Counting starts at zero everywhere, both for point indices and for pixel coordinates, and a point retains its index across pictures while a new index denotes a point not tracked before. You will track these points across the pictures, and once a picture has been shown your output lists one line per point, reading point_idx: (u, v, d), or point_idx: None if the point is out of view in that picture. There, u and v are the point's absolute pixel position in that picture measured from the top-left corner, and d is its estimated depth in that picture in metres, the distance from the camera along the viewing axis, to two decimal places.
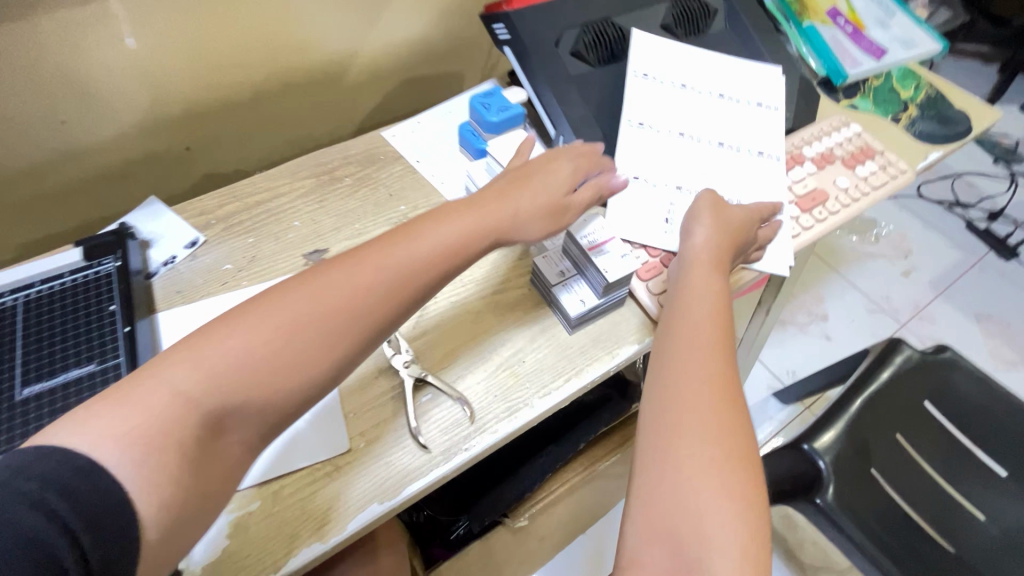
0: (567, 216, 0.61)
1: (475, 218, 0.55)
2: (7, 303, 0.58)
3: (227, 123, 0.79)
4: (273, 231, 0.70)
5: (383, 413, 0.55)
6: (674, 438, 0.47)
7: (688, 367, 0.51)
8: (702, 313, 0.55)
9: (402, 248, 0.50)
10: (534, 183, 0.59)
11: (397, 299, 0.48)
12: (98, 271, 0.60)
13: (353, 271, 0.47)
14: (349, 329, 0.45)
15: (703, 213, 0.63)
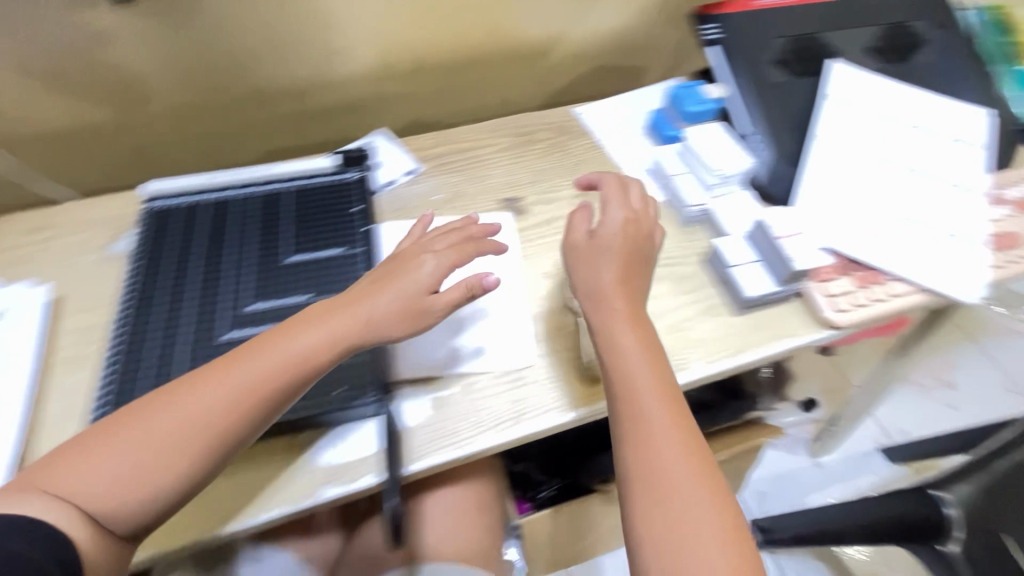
0: (427, 321, 0.53)
1: (341, 326, 0.52)
2: (275, 186, 0.70)
3: (443, 78, 0.90)
4: (476, 175, 0.79)
5: (561, 344, 0.62)
6: (654, 496, 0.47)
7: (654, 435, 0.49)
8: (645, 386, 0.51)
9: (239, 364, 0.49)
10: (396, 284, 0.54)
11: (229, 411, 0.48)
12: (345, 178, 0.71)
13: (230, 379, 0.48)
14: (190, 437, 0.46)
15: (613, 242, 0.57)
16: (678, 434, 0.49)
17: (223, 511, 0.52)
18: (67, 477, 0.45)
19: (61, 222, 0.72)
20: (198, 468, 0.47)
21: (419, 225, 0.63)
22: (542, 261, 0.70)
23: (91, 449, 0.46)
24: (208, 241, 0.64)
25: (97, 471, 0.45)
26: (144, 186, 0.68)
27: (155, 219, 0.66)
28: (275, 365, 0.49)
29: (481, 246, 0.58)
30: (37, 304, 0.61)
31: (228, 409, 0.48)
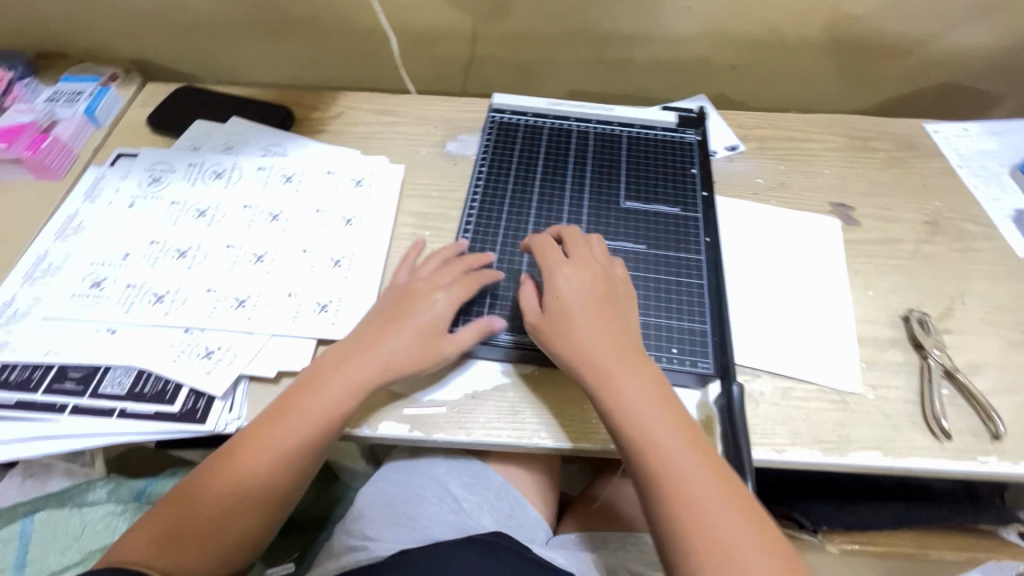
0: (442, 350, 0.51)
1: (366, 362, 0.50)
2: (614, 127, 0.68)
3: (774, 59, 0.84)
4: (804, 169, 0.72)
5: (896, 380, 0.55)
6: (694, 518, 0.41)
7: (638, 419, 0.45)
8: (653, 424, 0.45)
9: (289, 414, 0.48)
10: (411, 323, 0.52)
11: (278, 465, 0.47)
12: (683, 138, 0.68)
13: (286, 428, 0.48)
14: (245, 489, 0.47)
15: (579, 309, 0.49)
16: (686, 437, 0.44)
17: (354, 419, 0.52)
18: (133, 544, 0.45)
19: (400, 110, 0.77)
20: (257, 515, 0.47)
21: (433, 262, 0.56)
22: (877, 282, 0.62)
23: (174, 506, 0.46)
24: (548, 165, 0.65)
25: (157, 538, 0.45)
26: (495, 97, 0.71)
27: (500, 129, 0.68)
28: (307, 413, 0.48)
29: (479, 285, 0.54)
30: (391, 179, 0.67)
31: (275, 458, 0.47)
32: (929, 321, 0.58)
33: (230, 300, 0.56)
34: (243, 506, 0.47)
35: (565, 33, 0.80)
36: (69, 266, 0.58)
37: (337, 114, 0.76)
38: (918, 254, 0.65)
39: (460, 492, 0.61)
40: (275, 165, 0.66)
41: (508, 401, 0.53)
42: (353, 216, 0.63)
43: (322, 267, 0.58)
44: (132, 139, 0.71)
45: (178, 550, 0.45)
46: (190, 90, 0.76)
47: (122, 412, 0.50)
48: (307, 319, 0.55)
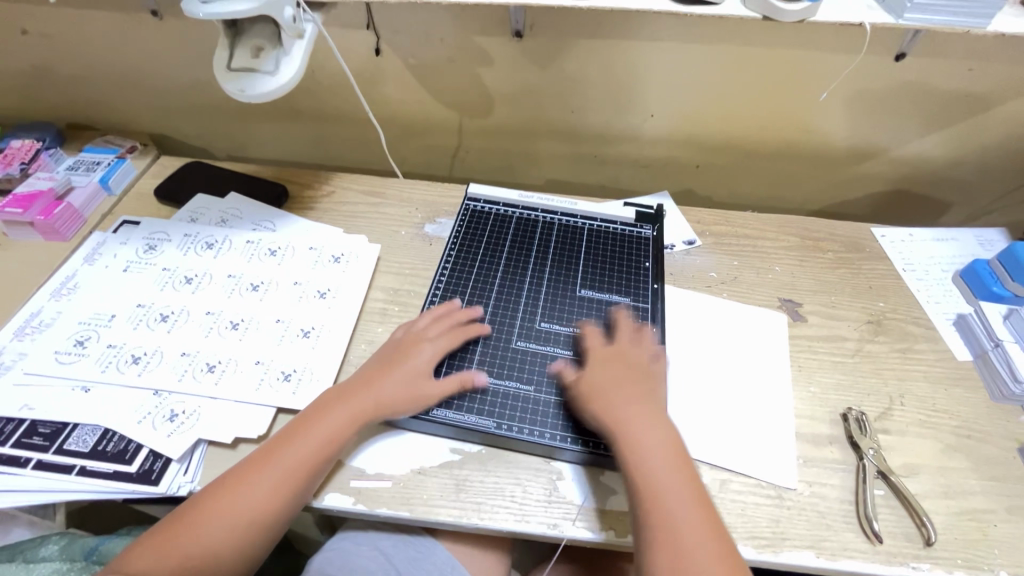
0: (428, 390, 0.56)
1: (364, 403, 0.55)
2: (577, 221, 0.75)
3: (734, 162, 0.91)
4: (757, 265, 0.77)
5: (831, 479, 0.56)
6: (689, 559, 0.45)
7: (652, 470, 0.50)
8: (671, 483, 0.49)
9: (295, 448, 0.52)
10: (406, 366, 0.57)
11: (273, 494, 0.50)
12: (639, 233, 0.74)
13: (291, 453, 0.51)
14: (248, 516, 0.49)
15: (610, 381, 0.56)
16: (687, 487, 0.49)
17: None
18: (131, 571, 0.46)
19: (387, 192, 0.84)
20: (251, 538, 0.49)
21: (431, 321, 0.62)
22: (819, 378, 0.65)
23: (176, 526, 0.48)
24: (513, 252, 0.71)
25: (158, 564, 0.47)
26: (470, 187, 0.78)
27: (472, 217, 0.75)
28: (317, 447, 0.52)
29: (463, 335, 0.61)
30: (367, 257, 0.72)
31: (279, 486, 0.50)
32: (865, 421, 0.60)
33: (201, 365, 0.59)
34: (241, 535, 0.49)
35: (543, 131, 0.89)
36: (58, 324, 0.62)
37: (328, 193, 0.83)
38: (861, 353, 0.68)
39: (403, 566, 0.62)
40: (262, 239, 0.72)
41: (452, 478, 0.55)
42: (327, 290, 0.67)
43: (292, 337, 0.63)
44: (138, 207, 0.78)
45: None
46: (198, 165, 0.84)
47: (81, 471, 0.52)
48: (269, 387, 0.58)
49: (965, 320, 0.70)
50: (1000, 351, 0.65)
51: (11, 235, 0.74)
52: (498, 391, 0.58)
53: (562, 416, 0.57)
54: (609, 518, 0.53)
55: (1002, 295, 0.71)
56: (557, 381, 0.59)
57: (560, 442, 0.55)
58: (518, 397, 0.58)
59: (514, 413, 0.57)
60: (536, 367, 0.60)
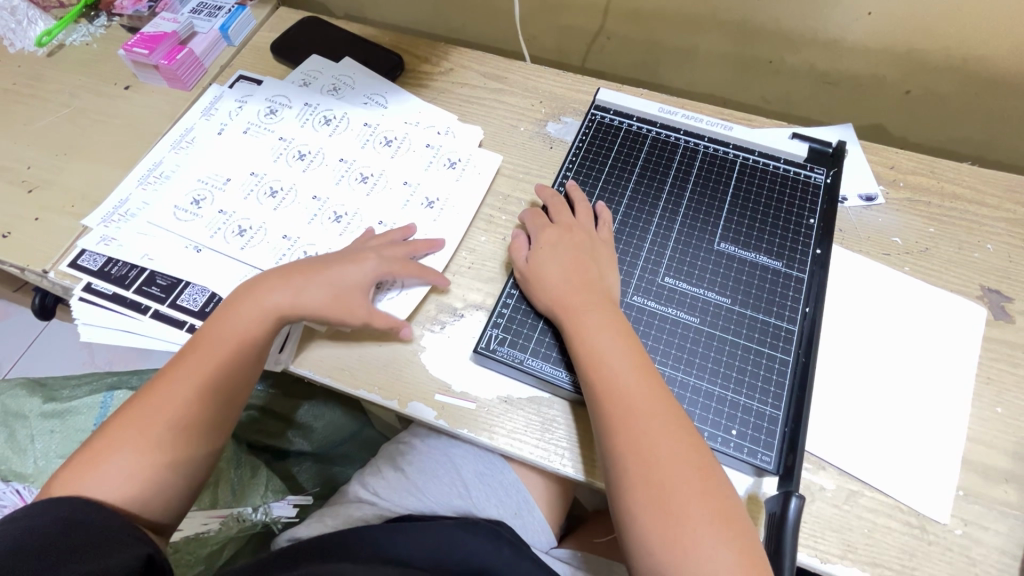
0: (352, 302, 0.51)
1: (278, 300, 0.50)
2: (727, 152, 0.60)
3: (962, 95, 0.68)
4: (961, 239, 0.59)
5: (996, 524, 0.46)
6: (670, 533, 0.39)
7: (635, 428, 0.43)
8: (610, 368, 0.45)
9: (233, 328, 0.50)
10: (325, 277, 0.51)
11: (220, 373, 0.49)
12: (807, 176, 0.58)
13: (226, 336, 0.49)
14: (191, 399, 0.48)
15: (554, 271, 0.51)
16: (679, 448, 0.42)
17: (393, 392, 0.52)
18: (74, 469, 0.45)
19: (509, 77, 0.72)
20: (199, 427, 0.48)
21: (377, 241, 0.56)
22: (1012, 398, 0.51)
23: (116, 434, 0.46)
24: (640, 183, 0.58)
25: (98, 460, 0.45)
26: (600, 92, 0.64)
27: (599, 132, 0.62)
28: (245, 339, 0.50)
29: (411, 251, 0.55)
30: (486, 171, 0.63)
31: (221, 380, 0.48)
32: None
33: (301, 252, 0.57)
34: (183, 418, 0.47)
35: (708, 21, 0.70)
36: (177, 178, 0.62)
37: (446, 71, 0.73)
38: None
39: (472, 480, 0.62)
40: (378, 123, 0.66)
41: (539, 416, 0.51)
42: (433, 202, 0.60)
43: None
44: (254, 63, 0.74)
45: (140, 473, 0.45)
46: (314, 21, 0.77)
47: (191, 328, 0.54)
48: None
49: None
50: None
51: (140, 77, 0.73)
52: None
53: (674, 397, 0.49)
54: None
55: None
56: (674, 351, 0.50)
57: None
58: None
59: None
60: (650, 329, 0.51)
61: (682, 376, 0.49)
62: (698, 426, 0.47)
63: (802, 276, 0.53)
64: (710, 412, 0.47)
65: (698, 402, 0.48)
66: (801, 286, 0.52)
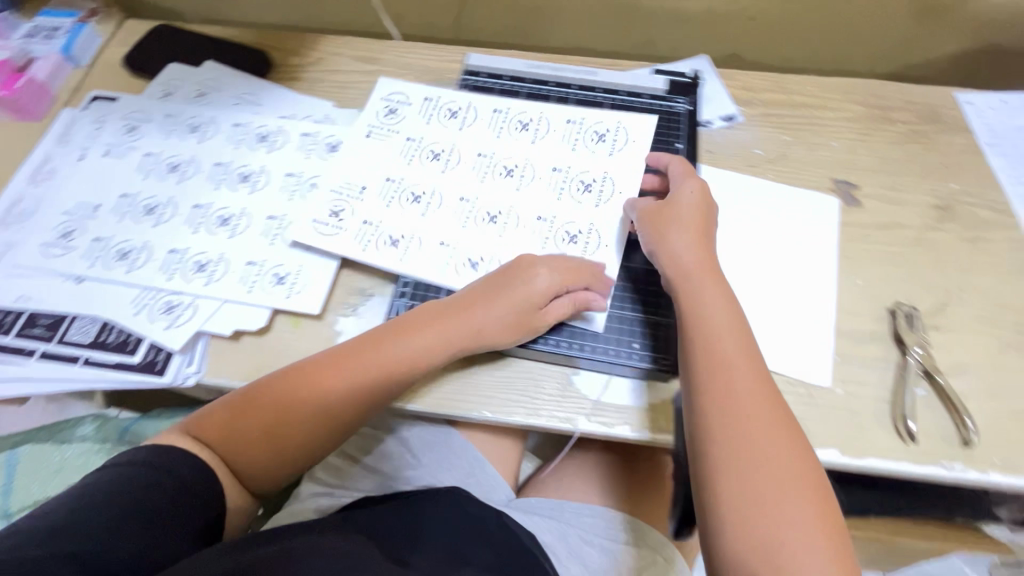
0: (536, 328, 0.51)
1: (435, 334, 0.50)
2: (597, 96, 0.64)
3: (795, 15, 0.75)
4: (811, 141, 0.66)
5: (870, 377, 0.52)
6: (754, 494, 0.41)
7: (747, 419, 0.43)
8: (730, 353, 0.46)
9: (366, 349, 0.50)
10: (500, 302, 0.51)
11: (359, 395, 0.49)
12: (671, 107, 0.63)
13: (364, 362, 0.49)
14: (319, 411, 0.49)
15: (675, 230, 0.52)
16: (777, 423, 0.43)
17: None
18: (212, 424, 0.49)
19: (381, 57, 0.72)
20: (317, 440, 0.50)
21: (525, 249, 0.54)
22: (868, 269, 0.58)
23: (235, 419, 0.49)
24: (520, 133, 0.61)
25: (221, 435, 0.49)
26: (469, 58, 0.66)
27: (475, 96, 0.64)
28: (368, 366, 0.49)
29: (581, 280, 0.52)
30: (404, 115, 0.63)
31: (341, 401, 0.49)
32: (916, 316, 0.55)
33: (191, 263, 0.55)
34: (298, 429, 0.49)
35: None
36: (41, 212, 0.59)
37: (316, 61, 0.72)
38: (921, 242, 0.60)
39: (418, 449, 0.64)
40: (249, 120, 0.64)
41: (462, 371, 0.53)
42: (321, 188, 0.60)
43: (285, 236, 0.57)
44: (107, 80, 0.70)
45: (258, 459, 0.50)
46: (167, 29, 0.73)
47: (87, 360, 0.52)
48: (262, 292, 0.54)
49: None
50: None
51: None
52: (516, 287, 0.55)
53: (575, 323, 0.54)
54: (624, 414, 0.51)
55: None
56: None
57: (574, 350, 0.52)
58: None
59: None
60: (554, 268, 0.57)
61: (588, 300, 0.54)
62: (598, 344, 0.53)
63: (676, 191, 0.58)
64: (613, 334, 0.53)
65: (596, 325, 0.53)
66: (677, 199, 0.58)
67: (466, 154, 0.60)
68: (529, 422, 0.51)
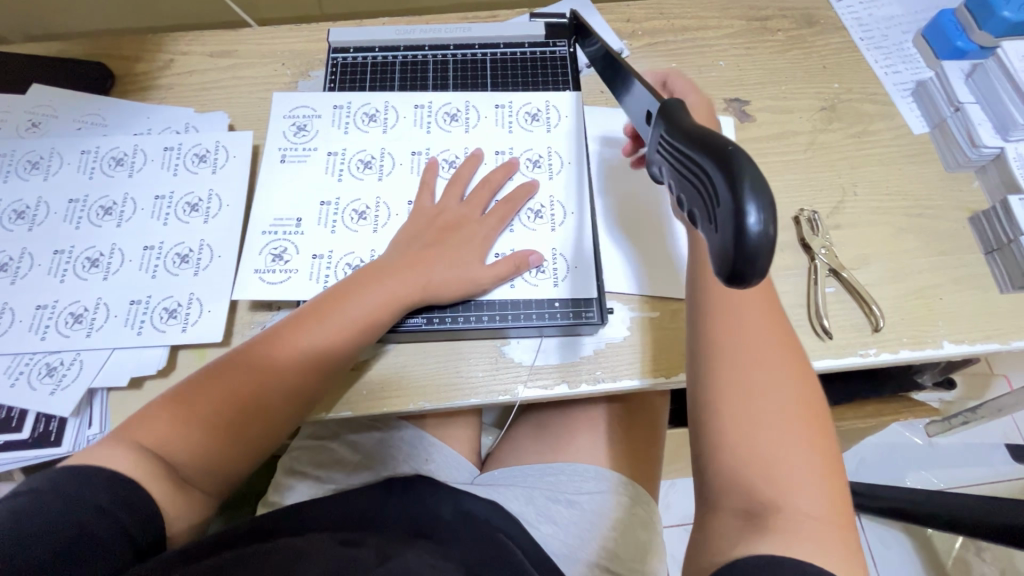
0: (485, 279, 0.49)
1: (390, 291, 0.47)
2: (475, 53, 0.62)
3: None
4: (697, 64, 0.66)
5: (784, 285, 0.54)
6: (752, 441, 0.38)
7: (750, 346, 0.41)
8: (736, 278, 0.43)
9: (320, 325, 0.45)
10: (446, 251, 0.49)
11: (313, 370, 0.45)
12: (553, 52, 0.62)
13: (319, 336, 0.45)
14: (270, 396, 0.44)
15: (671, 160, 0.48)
16: (788, 373, 0.40)
17: None
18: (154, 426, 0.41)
19: (238, 48, 0.65)
20: (266, 431, 0.44)
21: (454, 189, 0.53)
22: (769, 183, 0.59)
23: (173, 405, 0.42)
24: (401, 108, 0.58)
25: (182, 437, 0.41)
26: (331, 34, 0.61)
27: (346, 74, 0.60)
28: (322, 337, 0.45)
29: (514, 210, 0.52)
30: (271, 111, 0.58)
31: (291, 381, 0.44)
32: (818, 220, 0.56)
33: (64, 316, 0.50)
34: (240, 409, 0.43)
35: None
36: None
37: (166, 64, 0.64)
38: (814, 146, 0.61)
39: (371, 448, 0.63)
40: (96, 145, 0.56)
41: (389, 366, 0.51)
42: (197, 203, 0.54)
43: (167, 265, 0.52)
44: None
45: (197, 447, 0.42)
46: None
47: None
48: (153, 332, 0.49)
49: (925, 87, 0.62)
50: (960, 115, 0.59)
51: None
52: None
53: (492, 297, 0.51)
54: (559, 372, 0.51)
55: (966, 49, 0.62)
56: None
57: (501, 321, 0.50)
58: None
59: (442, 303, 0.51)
60: None
61: None
62: (526, 312, 0.51)
63: (566, 139, 0.57)
64: (532, 296, 0.51)
65: (520, 300, 0.51)
66: (572, 149, 0.56)
67: (348, 142, 0.56)
68: (468, 402, 0.50)
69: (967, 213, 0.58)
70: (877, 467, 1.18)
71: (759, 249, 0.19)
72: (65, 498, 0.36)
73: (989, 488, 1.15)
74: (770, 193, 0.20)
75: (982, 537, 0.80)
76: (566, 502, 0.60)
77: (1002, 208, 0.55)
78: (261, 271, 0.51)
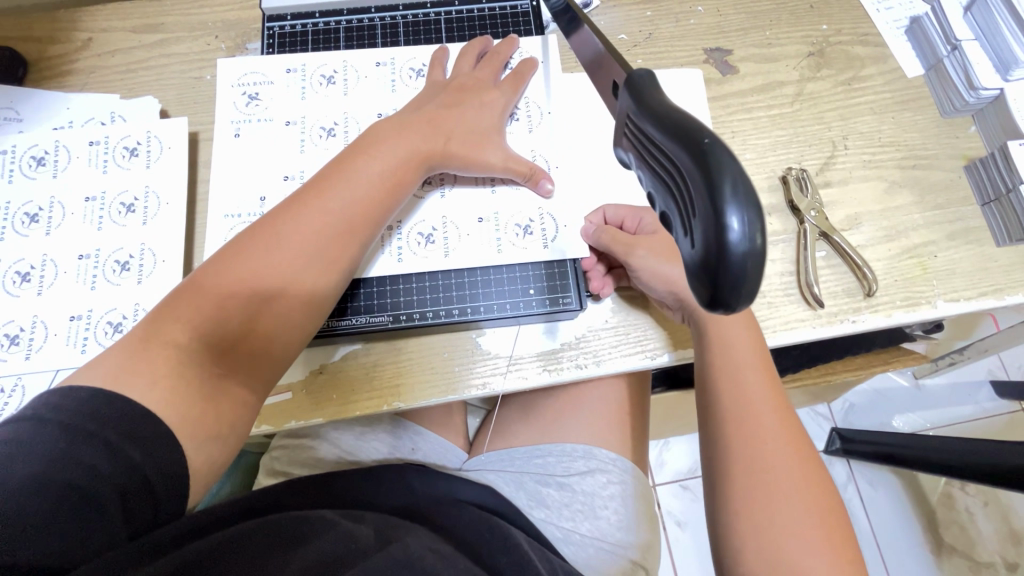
0: (495, 148, 0.49)
1: (411, 148, 0.45)
2: (428, 13, 0.56)
3: None
4: (674, 11, 0.59)
5: (772, 254, 0.51)
6: (760, 521, 0.40)
7: (760, 427, 0.43)
8: (750, 363, 0.45)
9: (335, 188, 0.42)
10: (459, 113, 0.48)
11: (341, 234, 0.42)
12: (514, 7, 0.56)
13: (341, 196, 0.42)
14: (295, 265, 0.40)
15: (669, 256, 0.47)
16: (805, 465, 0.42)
17: None
18: (159, 351, 0.37)
19: (163, 20, 0.58)
20: (300, 308, 0.41)
21: (466, 59, 0.52)
22: (754, 140, 0.55)
23: (185, 307, 0.38)
24: (361, 67, 0.53)
25: (185, 325, 0.38)
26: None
27: (285, 46, 0.55)
28: (334, 195, 0.42)
29: (524, 84, 0.52)
30: (218, 80, 0.53)
31: (309, 244, 0.41)
32: (806, 178, 0.53)
33: None
34: (263, 290, 0.39)
35: None
36: None
37: (84, 44, 0.57)
38: (802, 97, 0.57)
39: (352, 443, 0.61)
40: (12, 143, 0.50)
41: (358, 366, 0.48)
42: (133, 202, 0.50)
43: (107, 274, 0.48)
44: None
45: (216, 342, 0.38)
46: None
47: None
48: (98, 348, 0.46)
49: (919, 25, 0.58)
50: (957, 55, 0.54)
51: None
52: (409, 233, 0.49)
53: (466, 284, 0.49)
54: (541, 360, 0.49)
55: None
56: None
57: (475, 313, 0.48)
58: (410, 280, 0.49)
59: (410, 299, 0.48)
60: (438, 234, 0.50)
61: (488, 232, 0.50)
62: (499, 300, 0.48)
63: (545, 86, 0.54)
64: (518, 260, 0.49)
65: (496, 286, 0.49)
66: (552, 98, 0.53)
67: (307, 110, 0.52)
68: (441, 395, 0.48)
69: (963, 162, 0.55)
70: (866, 413, 1.18)
71: (744, 270, 0.17)
72: (72, 431, 0.32)
73: (972, 425, 1.18)
74: (754, 194, 0.18)
75: (967, 478, 0.81)
76: (557, 484, 0.58)
77: (1000, 154, 0.52)
78: (232, 230, 0.48)
